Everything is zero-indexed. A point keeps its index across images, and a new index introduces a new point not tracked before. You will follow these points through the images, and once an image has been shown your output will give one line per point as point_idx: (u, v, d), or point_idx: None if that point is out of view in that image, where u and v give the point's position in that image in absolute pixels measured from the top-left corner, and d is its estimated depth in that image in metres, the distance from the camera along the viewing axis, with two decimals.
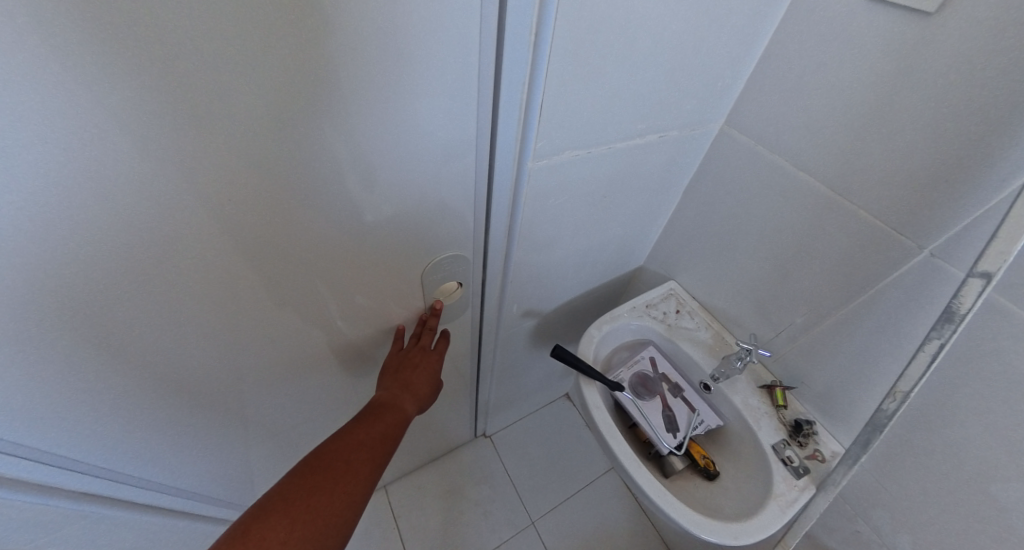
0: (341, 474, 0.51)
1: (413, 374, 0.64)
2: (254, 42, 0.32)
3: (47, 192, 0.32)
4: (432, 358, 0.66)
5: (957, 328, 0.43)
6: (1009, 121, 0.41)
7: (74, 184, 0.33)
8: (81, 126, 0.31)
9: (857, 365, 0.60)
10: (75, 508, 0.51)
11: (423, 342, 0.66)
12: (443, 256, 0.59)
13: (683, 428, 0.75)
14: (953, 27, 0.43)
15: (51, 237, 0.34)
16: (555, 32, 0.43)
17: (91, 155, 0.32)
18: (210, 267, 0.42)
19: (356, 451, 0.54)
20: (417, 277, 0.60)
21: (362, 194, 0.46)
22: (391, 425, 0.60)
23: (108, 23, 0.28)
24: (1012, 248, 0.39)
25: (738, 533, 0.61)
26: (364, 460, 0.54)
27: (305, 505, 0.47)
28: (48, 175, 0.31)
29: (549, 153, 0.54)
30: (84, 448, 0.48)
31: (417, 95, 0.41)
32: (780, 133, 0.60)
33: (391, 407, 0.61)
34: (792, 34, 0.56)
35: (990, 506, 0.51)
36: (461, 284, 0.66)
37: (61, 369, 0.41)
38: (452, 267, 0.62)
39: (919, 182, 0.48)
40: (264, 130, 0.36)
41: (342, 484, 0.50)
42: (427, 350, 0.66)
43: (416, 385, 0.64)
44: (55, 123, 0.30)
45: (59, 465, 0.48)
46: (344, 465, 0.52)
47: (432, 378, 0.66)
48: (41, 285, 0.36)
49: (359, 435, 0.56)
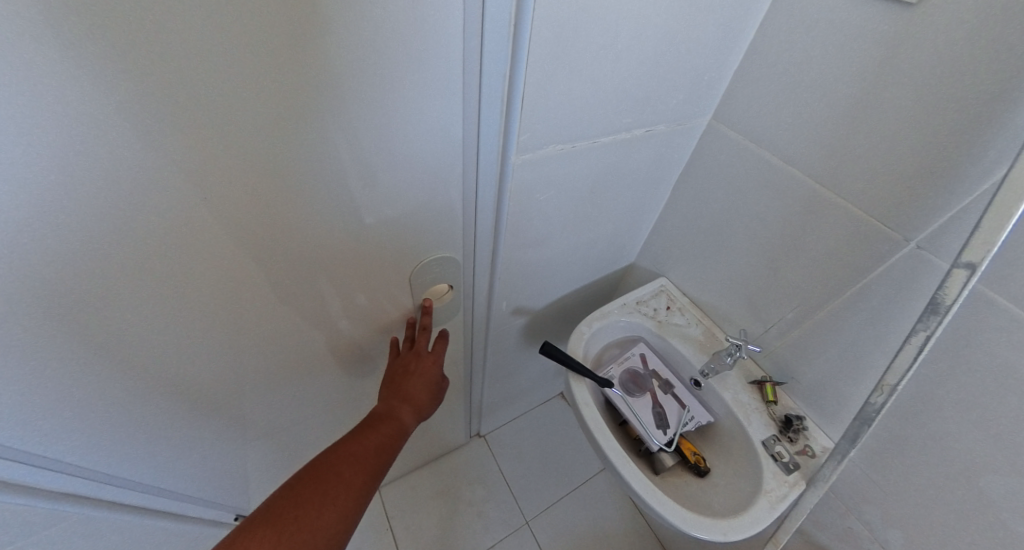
0: (331, 486, 0.50)
1: (407, 383, 0.63)
2: (224, 39, 0.31)
3: (18, 189, 0.31)
4: (426, 362, 0.65)
5: (943, 320, 0.43)
6: (993, 112, 0.41)
7: (47, 180, 0.31)
8: (54, 120, 0.29)
9: (847, 361, 0.60)
10: (84, 514, 0.50)
11: (417, 344, 0.64)
12: (432, 257, 0.59)
13: (674, 424, 0.74)
14: (934, 19, 0.43)
15: (25, 238, 0.33)
16: (536, 24, 0.42)
17: (65, 151, 0.31)
18: (192, 271, 0.41)
19: (348, 464, 0.52)
20: (405, 279, 0.59)
21: (361, 190, 0.45)
22: (387, 435, 0.58)
23: (76, 20, 0.27)
24: (995, 239, 0.39)
25: (727, 529, 0.60)
26: (357, 472, 0.52)
27: (293, 517, 0.46)
28: (21, 172, 0.30)
29: (536, 147, 0.53)
30: (82, 452, 0.48)
31: (401, 91, 0.40)
32: (767, 127, 0.60)
33: (389, 418, 0.60)
34: (778, 28, 0.55)
35: (980, 500, 0.50)
36: (451, 285, 0.66)
37: (39, 378, 0.40)
38: (441, 267, 0.61)
39: (905, 175, 0.48)
40: (239, 130, 0.35)
41: (331, 497, 0.49)
42: (423, 353, 0.65)
43: (413, 394, 0.63)
44: (27, 116, 0.28)
45: (49, 467, 0.46)
46: (336, 477, 0.50)
47: (430, 385, 0.65)
48: (17, 288, 0.35)
49: (354, 447, 0.55)
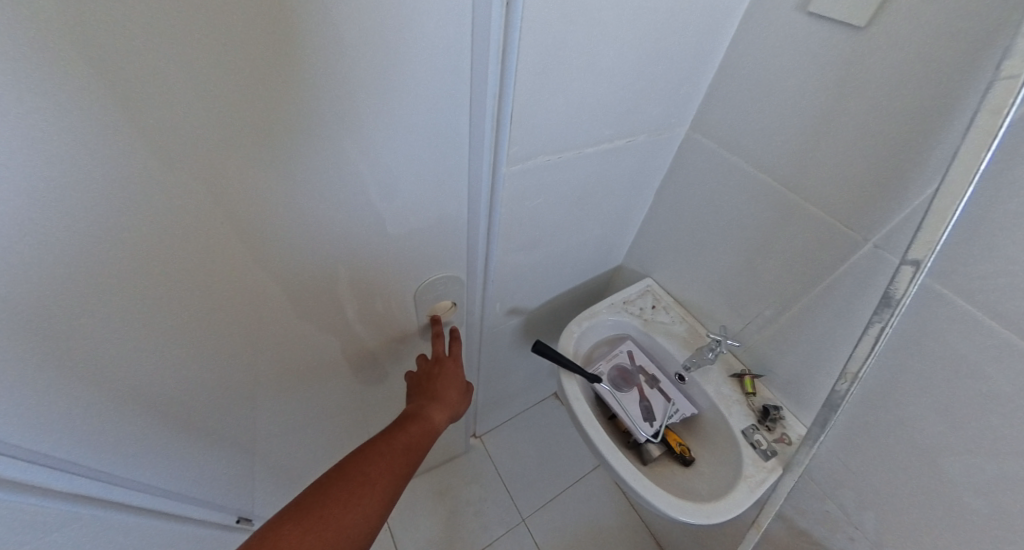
0: (358, 486, 0.51)
1: (435, 384, 0.68)
2: (243, 65, 0.35)
3: (29, 198, 0.33)
4: (449, 364, 0.71)
5: (895, 312, 0.48)
6: (933, 124, 0.45)
7: (62, 189, 0.34)
8: (73, 133, 0.32)
9: (818, 353, 0.64)
10: (103, 516, 0.50)
11: (437, 350, 0.71)
12: (436, 277, 0.66)
13: (660, 417, 0.78)
14: (880, 39, 0.47)
15: (35, 245, 0.35)
16: (522, 50, 0.46)
17: (78, 163, 0.33)
18: (204, 275, 0.45)
19: (374, 463, 0.54)
20: (411, 294, 0.65)
21: (381, 204, 0.51)
22: (417, 435, 0.60)
23: (107, 51, 0.30)
24: (936, 239, 0.44)
25: (711, 512, 0.64)
26: (383, 471, 0.53)
27: (319, 516, 0.47)
28: (37, 181, 0.33)
29: (524, 158, 0.57)
30: (95, 453, 0.48)
31: (397, 106, 0.44)
32: (739, 136, 0.64)
33: (419, 418, 0.63)
34: (745, 45, 0.60)
35: (939, 478, 0.55)
36: (455, 302, 0.73)
37: (61, 386, 0.42)
38: (447, 285, 0.68)
39: (863, 181, 0.52)
40: (250, 143, 0.39)
41: (357, 496, 0.50)
42: (443, 356, 0.71)
43: (442, 393, 0.67)
44: (48, 130, 0.31)
45: (82, 474, 0.47)
46: (361, 477, 0.52)
47: (456, 384, 0.70)
48: (30, 292, 0.36)
49: (380, 446, 0.56)
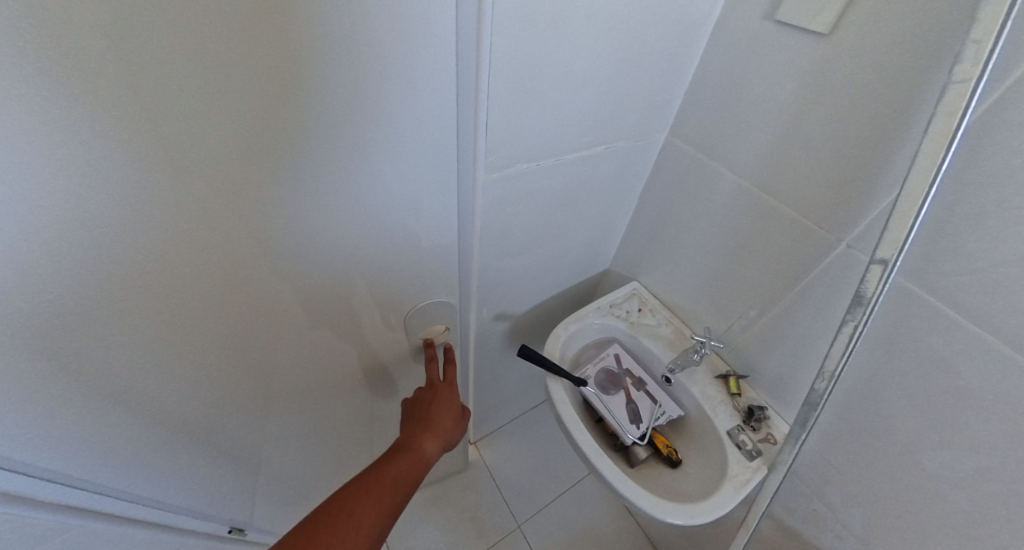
0: (342, 524, 0.50)
1: (429, 410, 0.69)
2: (229, 87, 0.35)
3: (14, 233, 0.32)
4: (444, 390, 0.72)
5: (867, 310, 0.50)
6: (897, 127, 0.46)
7: (45, 220, 0.33)
8: (53, 161, 0.31)
9: (799, 352, 0.65)
10: None
11: (431, 377, 0.72)
12: (427, 304, 0.69)
13: (646, 420, 0.78)
14: (844, 44, 0.48)
15: (21, 280, 0.34)
16: (495, 62, 0.46)
17: (63, 195, 0.33)
18: (193, 299, 0.44)
19: (362, 500, 0.54)
20: (402, 315, 0.68)
21: (371, 217, 0.51)
22: (406, 468, 0.60)
23: (87, 83, 0.30)
24: (902, 237, 0.45)
25: (696, 512, 0.64)
26: (370, 508, 0.53)
27: None
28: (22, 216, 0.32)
29: (503, 166, 0.58)
30: (106, 470, 0.48)
31: (387, 120, 0.45)
32: (716, 140, 0.65)
33: (410, 451, 0.63)
34: (717, 51, 0.61)
35: (919, 474, 0.55)
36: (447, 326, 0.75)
37: (55, 421, 0.41)
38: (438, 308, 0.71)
39: (835, 183, 0.53)
40: (239, 163, 0.39)
41: (342, 534, 0.50)
42: (437, 382, 0.72)
43: (435, 421, 0.68)
44: (31, 165, 0.31)
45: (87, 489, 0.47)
46: (347, 514, 0.52)
47: (451, 411, 0.70)
48: (20, 327, 0.36)
49: (369, 482, 0.56)
